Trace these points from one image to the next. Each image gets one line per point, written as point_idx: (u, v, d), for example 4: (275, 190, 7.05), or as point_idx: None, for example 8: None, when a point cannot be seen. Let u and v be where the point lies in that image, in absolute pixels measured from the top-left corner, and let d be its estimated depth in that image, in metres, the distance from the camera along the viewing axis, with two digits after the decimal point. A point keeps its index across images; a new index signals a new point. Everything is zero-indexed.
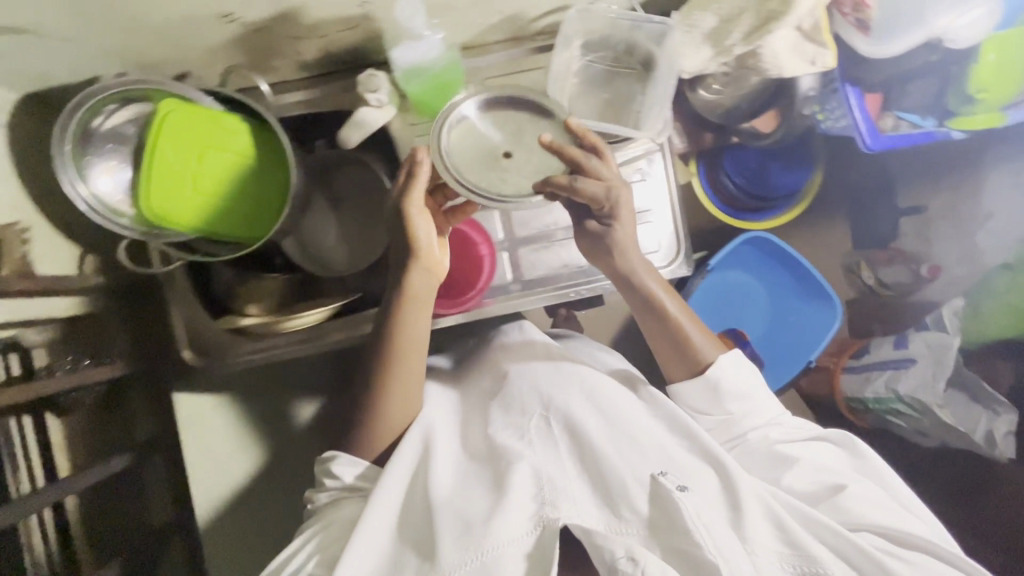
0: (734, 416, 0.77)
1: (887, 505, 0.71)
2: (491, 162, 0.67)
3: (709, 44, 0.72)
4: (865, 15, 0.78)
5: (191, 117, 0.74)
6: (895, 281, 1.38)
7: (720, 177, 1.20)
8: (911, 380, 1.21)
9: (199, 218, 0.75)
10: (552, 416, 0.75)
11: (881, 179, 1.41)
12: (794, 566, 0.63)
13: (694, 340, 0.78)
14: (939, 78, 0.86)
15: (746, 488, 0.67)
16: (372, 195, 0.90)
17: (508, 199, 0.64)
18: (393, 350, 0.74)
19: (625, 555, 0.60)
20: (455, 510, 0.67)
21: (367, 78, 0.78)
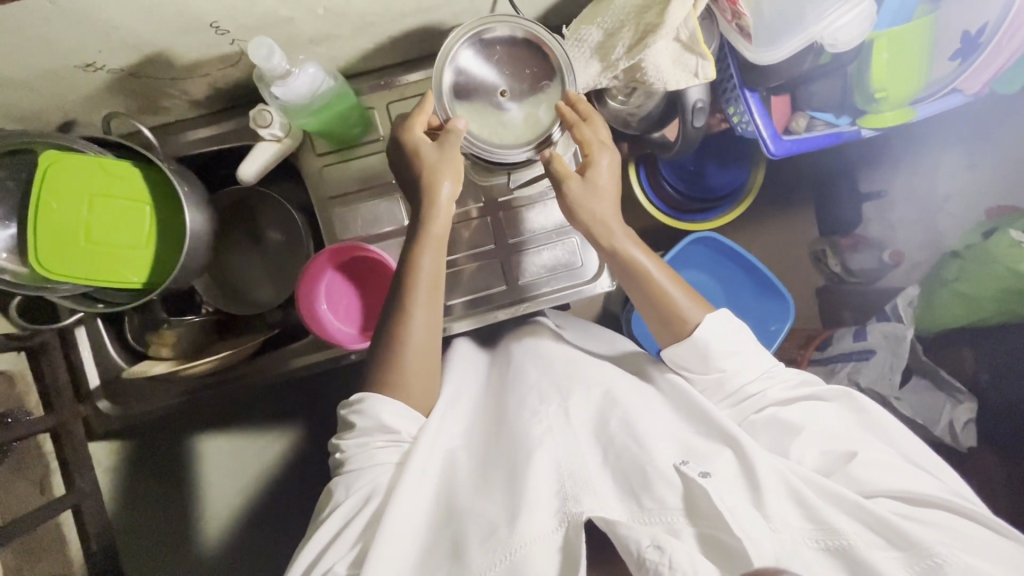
0: (726, 372, 0.76)
1: (896, 466, 0.68)
2: (490, 106, 0.69)
3: (597, 58, 0.69)
4: (743, 22, 0.69)
5: (76, 166, 0.71)
6: (861, 267, 1.34)
7: (659, 182, 1.17)
8: (871, 372, 1.21)
9: (96, 268, 0.73)
10: (570, 403, 0.76)
11: (833, 167, 1.38)
12: (818, 541, 0.61)
13: (679, 306, 0.76)
14: (839, 78, 0.80)
15: (765, 464, 0.66)
16: (290, 229, 0.90)
17: (497, 150, 0.68)
18: (408, 286, 0.72)
19: (650, 542, 0.57)
20: (478, 516, 0.66)
21: (257, 114, 0.75)
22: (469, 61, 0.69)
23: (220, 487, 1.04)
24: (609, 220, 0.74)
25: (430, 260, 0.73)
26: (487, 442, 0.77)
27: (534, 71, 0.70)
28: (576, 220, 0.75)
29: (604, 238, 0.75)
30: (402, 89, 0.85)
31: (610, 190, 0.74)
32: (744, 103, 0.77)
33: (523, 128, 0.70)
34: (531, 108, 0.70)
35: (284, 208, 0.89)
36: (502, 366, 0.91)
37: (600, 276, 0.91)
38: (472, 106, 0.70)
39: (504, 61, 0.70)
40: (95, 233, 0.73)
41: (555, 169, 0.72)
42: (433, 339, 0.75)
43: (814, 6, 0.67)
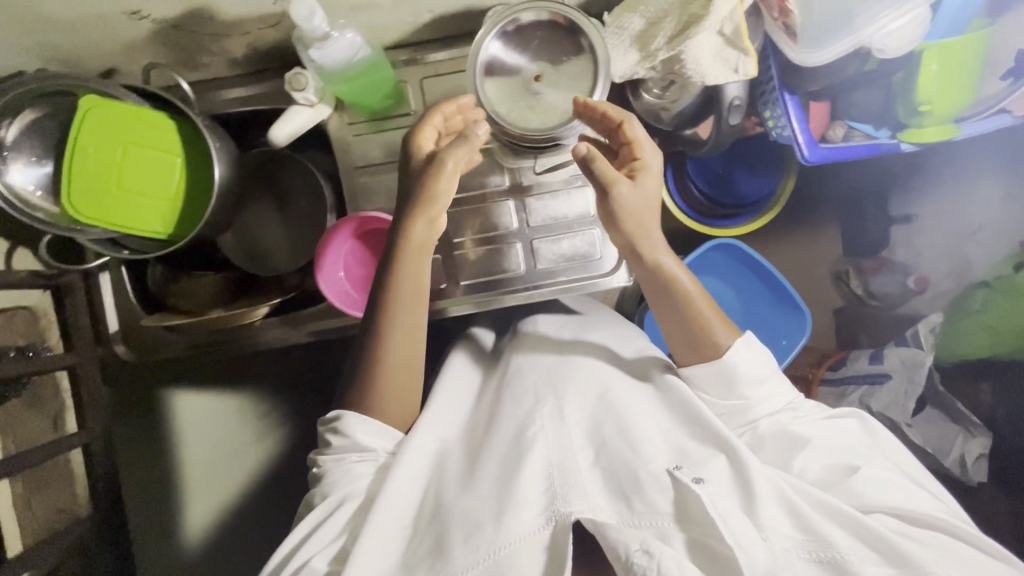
0: (749, 400, 0.75)
1: (900, 484, 0.68)
2: (522, 90, 0.69)
3: (636, 47, 0.68)
4: (790, 20, 0.69)
5: (113, 114, 0.73)
6: (883, 290, 1.31)
7: (686, 184, 1.15)
8: (884, 396, 1.18)
9: (126, 215, 0.75)
10: (564, 404, 0.76)
11: (866, 185, 1.35)
12: (811, 553, 0.61)
13: (710, 324, 0.75)
14: (883, 89, 0.78)
15: (762, 476, 0.66)
16: (312, 196, 0.91)
17: (528, 134, 0.68)
18: (391, 300, 0.74)
19: (639, 547, 0.59)
20: (463, 512, 0.67)
21: (292, 77, 0.76)
22: (500, 47, 0.68)
23: (198, 452, 0.98)
24: (649, 225, 0.73)
25: (409, 274, 0.73)
26: (473, 444, 0.78)
27: (569, 58, 0.69)
28: (616, 228, 0.73)
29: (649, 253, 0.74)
30: (437, 65, 0.85)
31: (651, 204, 0.73)
32: (782, 106, 0.76)
33: (556, 112, 0.69)
34: (564, 92, 0.69)
35: (309, 174, 0.90)
36: (504, 365, 0.89)
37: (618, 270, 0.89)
38: (503, 89, 0.69)
39: (538, 47, 0.69)
40: (126, 182, 0.75)
41: (597, 173, 0.69)
42: (415, 340, 0.76)
43: (863, 9, 0.66)
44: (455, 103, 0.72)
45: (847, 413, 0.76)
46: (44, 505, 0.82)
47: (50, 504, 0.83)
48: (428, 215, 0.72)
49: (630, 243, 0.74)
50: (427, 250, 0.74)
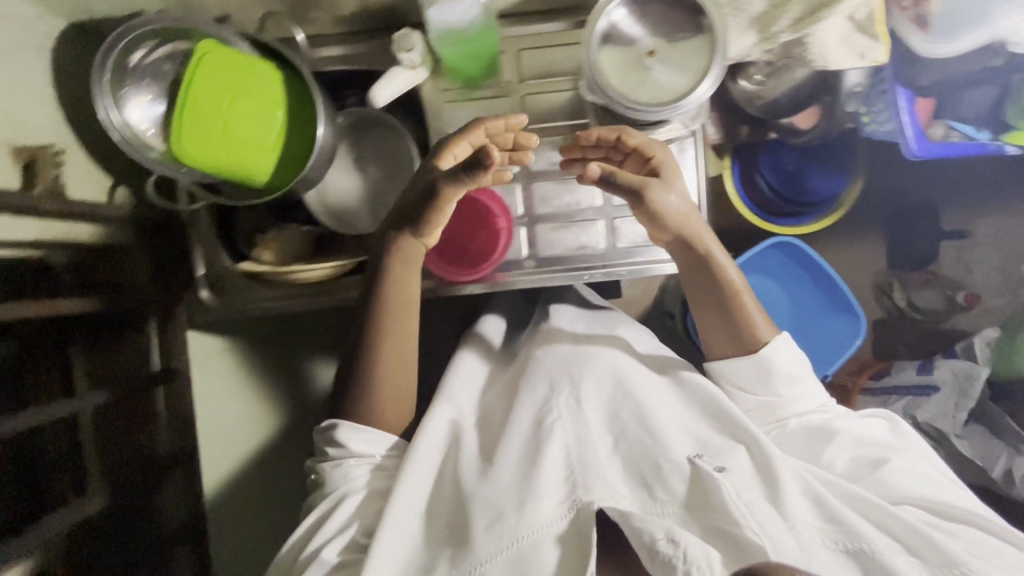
0: (781, 397, 0.78)
1: (931, 478, 0.72)
2: (635, 62, 0.70)
3: (755, 29, 0.69)
4: (925, 11, 0.88)
5: (228, 60, 0.75)
6: (927, 305, 1.31)
7: (755, 177, 1.11)
8: (930, 408, 1.20)
9: (229, 160, 0.77)
10: (580, 394, 0.77)
11: (920, 196, 1.35)
12: (838, 542, 0.64)
13: (753, 319, 0.78)
14: (999, 87, 0.92)
15: (788, 472, 0.69)
16: (398, 158, 0.91)
17: (638, 106, 0.69)
18: (388, 304, 0.78)
19: (665, 537, 0.61)
20: (487, 500, 0.69)
21: (401, 37, 0.79)
22: (622, 15, 0.69)
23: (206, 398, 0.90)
24: (693, 219, 0.77)
25: (397, 281, 0.77)
26: (490, 429, 0.80)
27: (687, 35, 0.69)
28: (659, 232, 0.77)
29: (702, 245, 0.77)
30: (535, 38, 0.87)
31: (695, 215, 0.77)
32: (896, 98, 0.94)
33: (668, 87, 0.69)
34: (676, 68, 0.69)
35: (398, 137, 0.90)
36: (523, 354, 0.88)
37: None
38: (617, 61, 0.70)
39: (656, 22, 0.70)
40: (233, 127, 0.76)
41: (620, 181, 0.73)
42: (397, 342, 0.78)
43: (1002, 7, 0.84)
44: (502, 121, 0.75)
45: (878, 415, 0.80)
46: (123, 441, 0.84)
47: (129, 438, 0.84)
48: (413, 232, 0.77)
49: (679, 237, 0.77)
50: (411, 263, 0.78)
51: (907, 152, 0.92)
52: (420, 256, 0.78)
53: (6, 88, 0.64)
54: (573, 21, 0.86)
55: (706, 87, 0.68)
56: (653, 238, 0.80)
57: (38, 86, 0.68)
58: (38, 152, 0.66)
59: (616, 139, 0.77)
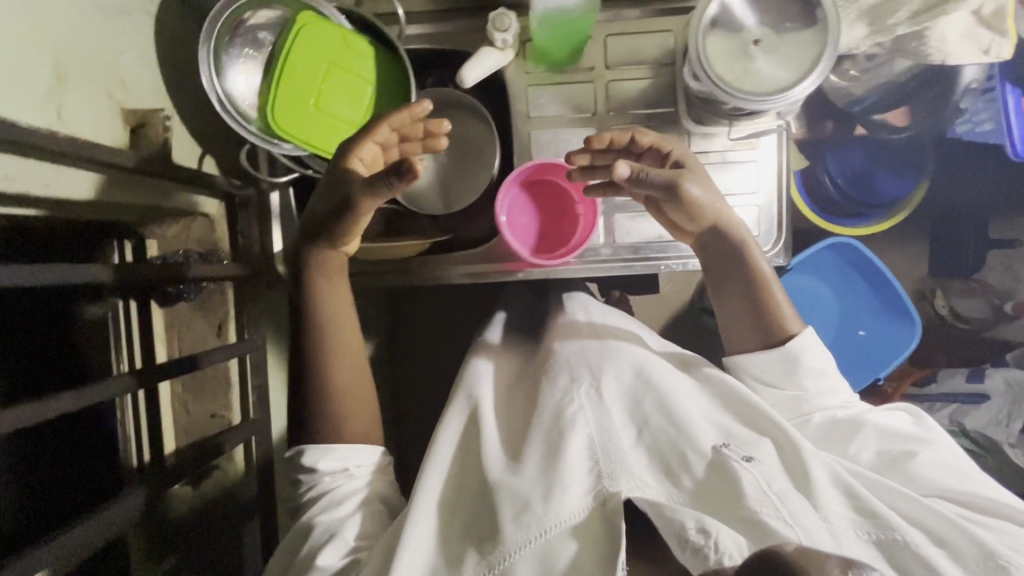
0: (806, 392, 0.75)
1: (958, 468, 0.70)
2: (740, 51, 0.69)
3: (865, 21, 0.68)
4: None
5: (325, 32, 0.74)
6: (971, 314, 1.28)
7: (820, 175, 1.13)
8: (980, 416, 1.21)
9: (318, 133, 0.76)
10: (602, 385, 0.74)
11: (970, 204, 1.33)
12: (871, 533, 0.60)
13: (782, 311, 0.77)
14: None
15: (818, 462, 0.66)
16: (474, 141, 0.91)
17: (743, 95, 0.68)
18: (329, 323, 0.75)
19: (695, 526, 0.55)
20: (510, 489, 0.65)
21: (497, 17, 0.78)
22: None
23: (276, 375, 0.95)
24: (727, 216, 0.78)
25: (328, 296, 0.76)
26: (515, 426, 0.76)
27: (797, 24, 0.68)
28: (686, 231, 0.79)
29: (735, 237, 0.78)
30: (623, 25, 0.86)
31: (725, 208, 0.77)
32: (1004, 97, 0.96)
33: (769, 77, 0.69)
34: (783, 58, 0.69)
35: (478, 118, 0.90)
36: (539, 352, 0.87)
37: (773, 246, 0.89)
38: (724, 50, 0.69)
39: (767, 9, 0.69)
40: (325, 100, 0.75)
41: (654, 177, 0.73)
42: (346, 349, 0.76)
43: None
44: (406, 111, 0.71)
45: (901, 408, 0.78)
46: (201, 408, 0.84)
47: (205, 407, 0.84)
48: (329, 242, 0.75)
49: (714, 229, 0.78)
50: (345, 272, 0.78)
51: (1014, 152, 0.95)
52: (344, 263, 0.77)
53: (117, 52, 0.64)
54: (662, 9, 0.85)
55: (816, 78, 0.68)
56: (682, 235, 0.80)
57: (142, 53, 0.68)
58: (149, 116, 0.65)
59: (629, 141, 0.77)
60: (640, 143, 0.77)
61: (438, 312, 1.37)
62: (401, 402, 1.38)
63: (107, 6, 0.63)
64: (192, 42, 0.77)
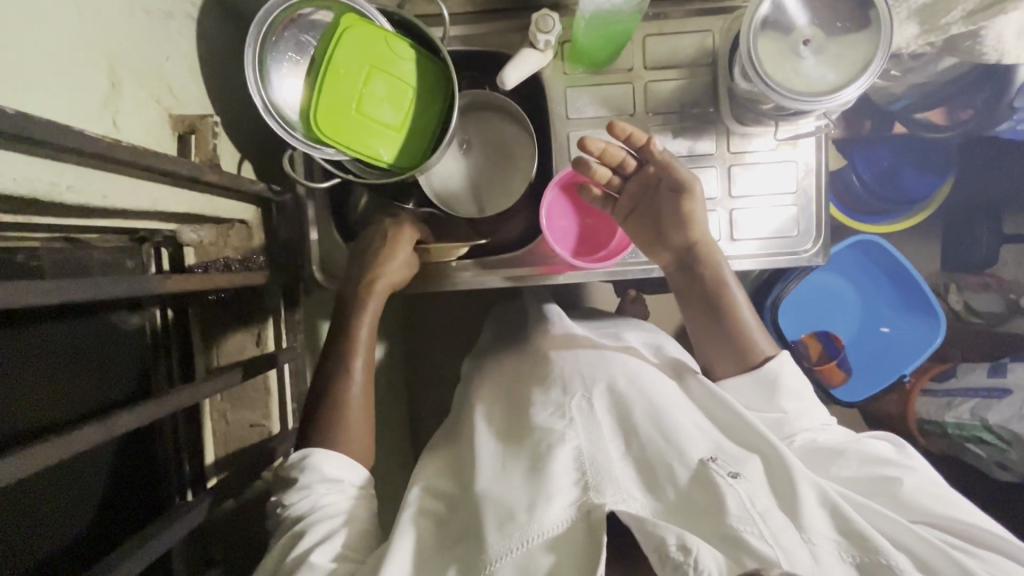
0: (787, 414, 0.74)
1: (946, 496, 0.65)
2: (790, 50, 0.69)
3: (917, 20, 0.70)
4: None
5: (368, 35, 0.73)
6: (985, 308, 1.31)
7: (847, 173, 1.13)
8: (1004, 410, 1.16)
9: (357, 138, 0.75)
10: (594, 397, 0.74)
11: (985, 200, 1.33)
12: (853, 556, 0.59)
13: (752, 335, 0.78)
14: None
15: (804, 479, 0.64)
16: (510, 143, 0.89)
17: (793, 95, 0.68)
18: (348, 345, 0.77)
19: (676, 542, 0.56)
20: (497, 499, 0.66)
21: (541, 18, 0.77)
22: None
23: None
24: (707, 242, 0.80)
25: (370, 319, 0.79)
26: (513, 430, 0.77)
27: (847, 23, 0.68)
28: (664, 244, 0.82)
29: (711, 258, 0.80)
30: (661, 24, 0.86)
31: (709, 238, 0.80)
32: None
33: (818, 77, 0.69)
34: (831, 59, 0.69)
35: (514, 119, 0.89)
36: (530, 365, 0.85)
37: (812, 245, 0.89)
38: (774, 50, 0.69)
39: (818, 10, 0.69)
40: (366, 105, 0.74)
41: (648, 180, 0.80)
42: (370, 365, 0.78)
43: None
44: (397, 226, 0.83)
45: (883, 435, 0.74)
46: (237, 420, 0.82)
47: (244, 417, 0.82)
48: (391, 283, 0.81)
49: (688, 246, 0.80)
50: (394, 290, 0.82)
51: None
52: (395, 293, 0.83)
53: (162, 56, 0.63)
54: (700, 10, 0.85)
55: (867, 77, 0.67)
56: (652, 258, 0.84)
57: (186, 57, 0.67)
58: (197, 123, 0.64)
59: (646, 144, 0.78)
60: (652, 150, 0.78)
61: (455, 314, 1.36)
62: (418, 405, 1.37)
63: (155, 10, 0.62)
64: (230, 46, 0.76)
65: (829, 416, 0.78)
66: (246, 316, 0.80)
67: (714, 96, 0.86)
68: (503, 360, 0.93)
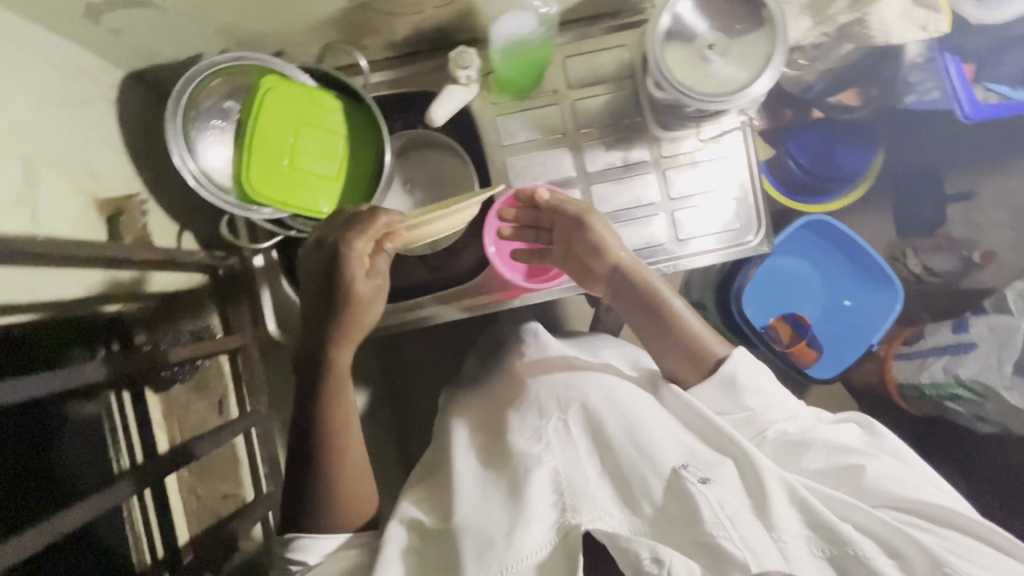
0: (755, 411, 0.74)
1: (908, 479, 0.65)
2: (698, 55, 0.72)
3: (808, 14, 0.74)
4: None
5: (289, 92, 0.74)
6: (943, 268, 1.34)
7: (784, 159, 1.17)
8: (974, 363, 1.18)
9: (294, 194, 0.75)
10: (570, 416, 0.75)
11: (922, 164, 1.38)
12: (823, 550, 0.58)
13: (699, 338, 0.78)
14: None
15: (770, 473, 0.64)
16: (451, 177, 0.91)
17: (704, 97, 0.71)
18: (325, 437, 0.69)
19: (649, 555, 0.58)
20: (473, 529, 0.65)
21: (458, 56, 0.80)
22: (688, 8, 0.71)
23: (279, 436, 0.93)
24: (627, 263, 0.81)
25: (337, 408, 0.70)
26: (486, 460, 0.76)
27: (745, 26, 0.72)
28: (595, 277, 0.83)
29: (639, 278, 0.81)
30: (579, 45, 0.89)
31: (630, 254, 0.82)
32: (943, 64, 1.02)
33: (727, 77, 0.72)
34: (737, 59, 0.72)
35: (450, 152, 0.90)
36: (511, 388, 0.86)
37: (756, 235, 0.90)
38: (681, 55, 0.72)
39: (716, 16, 0.72)
40: (298, 160, 0.75)
41: (557, 217, 0.82)
42: (356, 446, 0.71)
43: None
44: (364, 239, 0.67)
45: (846, 420, 0.75)
46: (210, 492, 0.82)
47: (217, 487, 0.82)
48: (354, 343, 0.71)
49: (613, 271, 0.81)
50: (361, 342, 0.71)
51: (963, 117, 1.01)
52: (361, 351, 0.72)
53: (81, 142, 0.63)
54: (613, 27, 0.88)
55: (769, 74, 0.70)
56: (591, 291, 0.85)
57: (108, 140, 0.67)
58: (124, 204, 0.67)
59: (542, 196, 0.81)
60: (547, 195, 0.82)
61: (431, 348, 1.36)
62: (407, 445, 1.35)
63: (69, 99, 0.62)
64: (152, 121, 0.77)
65: (797, 400, 0.78)
66: (205, 384, 0.83)
67: (639, 106, 0.89)
68: (476, 391, 0.92)
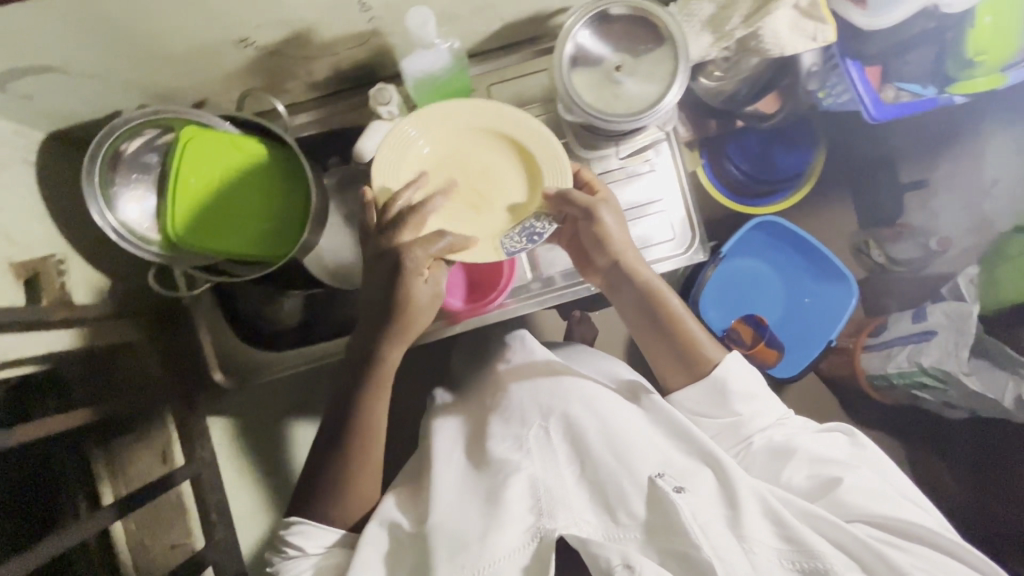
0: (743, 416, 0.73)
1: (882, 492, 0.65)
2: (606, 78, 0.74)
3: (709, 30, 0.79)
4: None
5: (210, 141, 0.75)
6: (906, 256, 1.35)
7: (724, 164, 1.21)
8: (933, 352, 1.17)
9: (222, 241, 0.76)
10: (551, 424, 0.73)
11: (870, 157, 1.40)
12: (793, 562, 0.58)
13: (696, 342, 0.78)
14: (936, 45, 1.03)
15: (745, 483, 0.64)
16: None
17: (614, 118, 0.72)
18: (354, 437, 0.73)
19: (621, 562, 0.56)
20: (448, 529, 0.65)
21: (378, 92, 0.80)
22: (587, 36, 0.73)
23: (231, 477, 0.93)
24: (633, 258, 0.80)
25: (369, 411, 0.73)
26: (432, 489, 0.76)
27: (647, 48, 0.74)
28: (593, 266, 0.82)
29: (639, 275, 0.79)
30: (501, 72, 0.91)
31: (634, 249, 0.80)
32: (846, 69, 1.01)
33: (637, 98, 0.73)
34: (644, 79, 0.73)
35: None
36: (487, 395, 0.84)
37: (690, 246, 0.91)
38: (589, 80, 0.74)
39: (619, 41, 0.74)
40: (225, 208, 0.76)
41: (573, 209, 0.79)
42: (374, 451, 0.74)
43: None
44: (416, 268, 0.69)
45: (834, 428, 0.75)
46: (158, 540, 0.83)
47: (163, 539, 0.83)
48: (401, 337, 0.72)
49: (613, 265, 0.80)
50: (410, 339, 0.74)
51: (870, 118, 1.00)
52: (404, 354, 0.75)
53: None
54: (534, 52, 0.90)
55: (674, 93, 0.72)
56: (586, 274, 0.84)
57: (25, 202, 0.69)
58: (42, 266, 0.70)
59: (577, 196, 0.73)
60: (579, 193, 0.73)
61: None
62: None
63: None
64: (76, 180, 0.78)
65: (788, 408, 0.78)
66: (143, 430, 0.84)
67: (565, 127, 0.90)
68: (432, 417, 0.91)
